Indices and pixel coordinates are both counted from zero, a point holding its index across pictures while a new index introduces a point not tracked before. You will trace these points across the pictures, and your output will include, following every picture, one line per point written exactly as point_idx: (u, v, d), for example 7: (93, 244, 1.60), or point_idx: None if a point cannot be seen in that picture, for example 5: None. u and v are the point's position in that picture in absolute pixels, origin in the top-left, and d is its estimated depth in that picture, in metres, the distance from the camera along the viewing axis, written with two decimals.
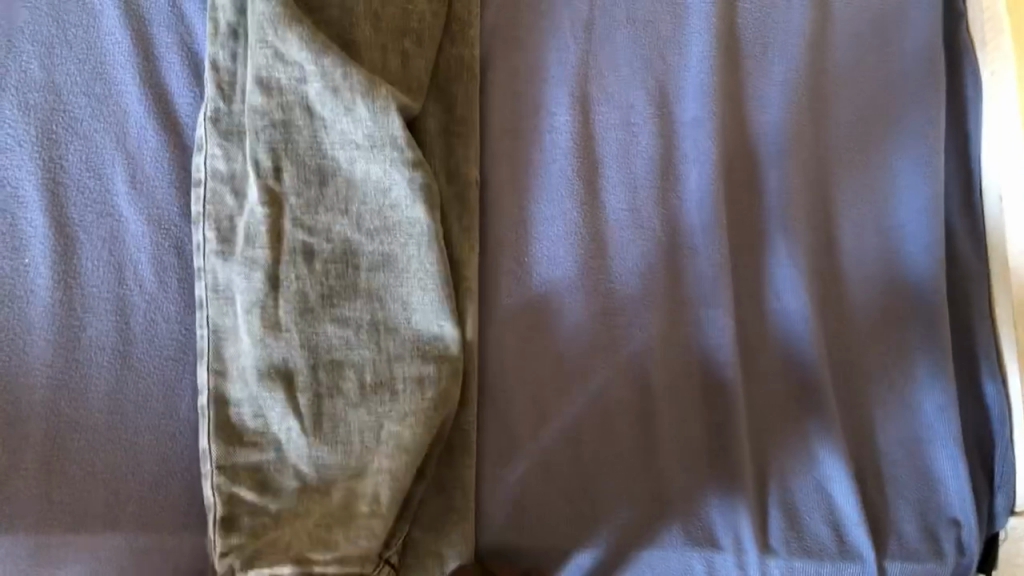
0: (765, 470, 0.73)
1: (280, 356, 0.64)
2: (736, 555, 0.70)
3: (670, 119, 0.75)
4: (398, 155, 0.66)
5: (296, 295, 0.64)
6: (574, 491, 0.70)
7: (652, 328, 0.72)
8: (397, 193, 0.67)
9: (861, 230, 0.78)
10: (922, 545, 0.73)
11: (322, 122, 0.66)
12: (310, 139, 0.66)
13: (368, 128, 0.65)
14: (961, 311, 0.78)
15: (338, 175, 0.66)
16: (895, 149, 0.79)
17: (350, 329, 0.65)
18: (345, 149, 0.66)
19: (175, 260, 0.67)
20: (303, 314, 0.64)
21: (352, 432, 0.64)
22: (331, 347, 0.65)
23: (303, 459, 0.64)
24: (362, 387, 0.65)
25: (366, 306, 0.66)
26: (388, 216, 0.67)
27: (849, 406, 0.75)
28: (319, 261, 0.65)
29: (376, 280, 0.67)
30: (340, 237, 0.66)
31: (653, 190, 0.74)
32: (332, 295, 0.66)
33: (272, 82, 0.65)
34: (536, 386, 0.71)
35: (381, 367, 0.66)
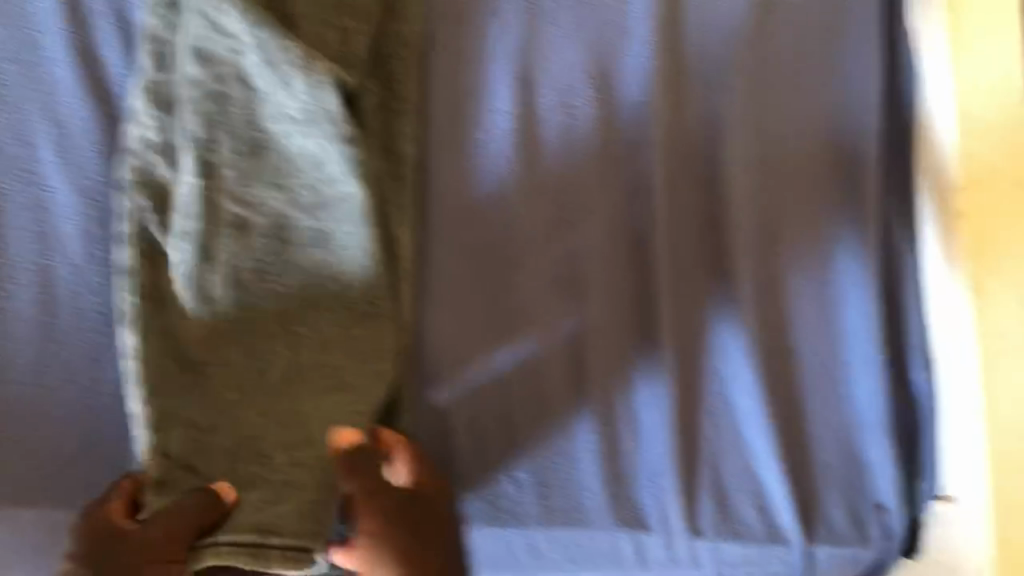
0: (697, 454, 0.73)
1: (215, 328, 0.65)
2: (664, 536, 0.72)
3: (611, 102, 0.75)
4: (334, 130, 0.65)
5: (230, 269, 0.65)
6: (510, 472, 0.71)
7: (591, 310, 0.72)
8: (332, 168, 0.66)
9: (802, 214, 0.77)
10: (846, 530, 0.75)
11: (257, 95, 0.64)
12: (245, 112, 0.65)
13: (304, 103, 0.64)
14: (896, 298, 0.79)
15: (273, 149, 0.66)
16: (837, 135, 0.79)
17: (282, 304, 0.67)
18: (281, 124, 0.65)
19: (102, 232, 0.66)
20: (238, 288, 0.66)
21: (288, 404, 0.66)
22: (268, 320, 0.67)
23: (240, 431, 0.65)
24: (297, 359, 0.67)
25: (298, 280, 0.67)
26: (323, 192, 0.67)
27: (783, 395, 0.75)
28: (255, 235, 0.66)
29: (311, 255, 0.67)
30: (275, 212, 0.66)
31: (592, 174, 0.74)
32: (267, 269, 0.66)
33: (206, 52, 0.63)
34: (471, 364, 0.70)
35: (314, 339, 0.68)
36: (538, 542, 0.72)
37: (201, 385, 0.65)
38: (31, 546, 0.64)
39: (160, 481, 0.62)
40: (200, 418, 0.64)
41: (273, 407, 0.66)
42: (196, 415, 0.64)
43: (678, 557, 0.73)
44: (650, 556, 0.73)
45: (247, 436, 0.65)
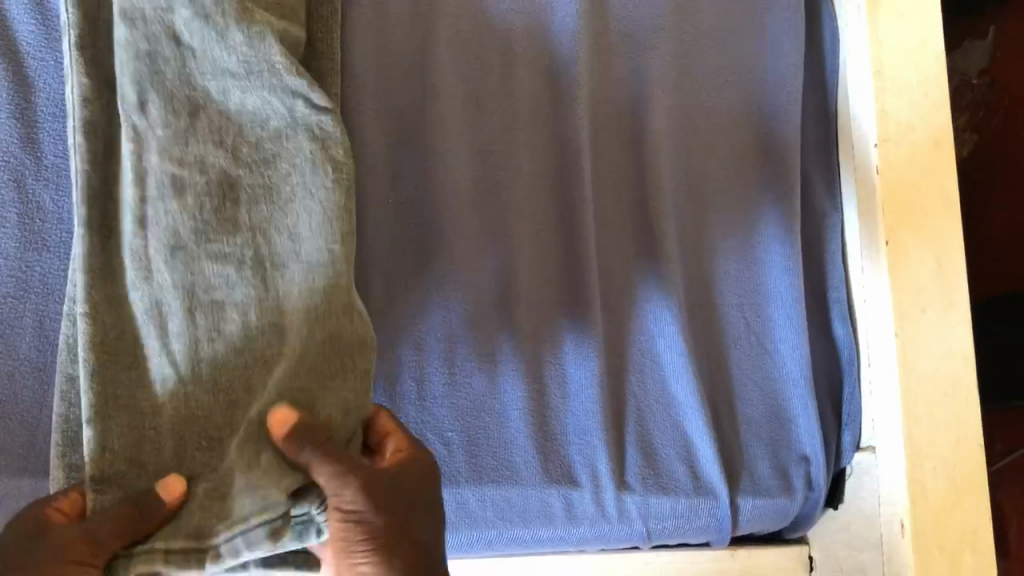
0: (622, 409, 0.74)
1: (155, 297, 0.57)
2: (593, 492, 0.72)
3: (537, 61, 0.75)
4: (278, 81, 0.60)
5: (168, 235, 0.57)
6: (439, 434, 0.70)
7: (519, 268, 0.73)
8: (275, 123, 0.61)
9: (724, 176, 0.78)
10: (773, 483, 0.76)
11: (190, 51, 0.59)
12: (178, 69, 0.58)
13: (244, 54, 0.59)
14: (816, 255, 0.81)
15: (210, 107, 0.59)
16: (759, 97, 0.80)
17: (230, 268, 0.58)
18: (217, 79, 0.59)
19: (15, 192, 0.64)
20: (174, 253, 0.57)
21: (238, 379, 0.58)
22: (213, 287, 0.57)
23: (181, 409, 0.57)
24: (247, 330, 0.58)
25: (247, 242, 0.59)
26: (267, 148, 0.61)
27: (708, 350, 0.77)
28: (192, 195, 0.58)
29: (257, 216, 0.60)
30: (216, 170, 0.59)
31: (523, 133, 0.74)
32: (208, 232, 0.58)
33: (133, 10, 0.57)
34: (399, 323, 0.70)
35: (269, 307, 0.59)
36: (468, 502, 0.70)
37: (136, 362, 0.57)
38: None
39: (102, 478, 0.54)
40: (137, 403, 0.56)
41: (219, 383, 0.57)
42: (133, 398, 0.56)
43: (607, 513, 0.73)
44: (579, 514, 0.72)
45: (191, 417, 0.57)
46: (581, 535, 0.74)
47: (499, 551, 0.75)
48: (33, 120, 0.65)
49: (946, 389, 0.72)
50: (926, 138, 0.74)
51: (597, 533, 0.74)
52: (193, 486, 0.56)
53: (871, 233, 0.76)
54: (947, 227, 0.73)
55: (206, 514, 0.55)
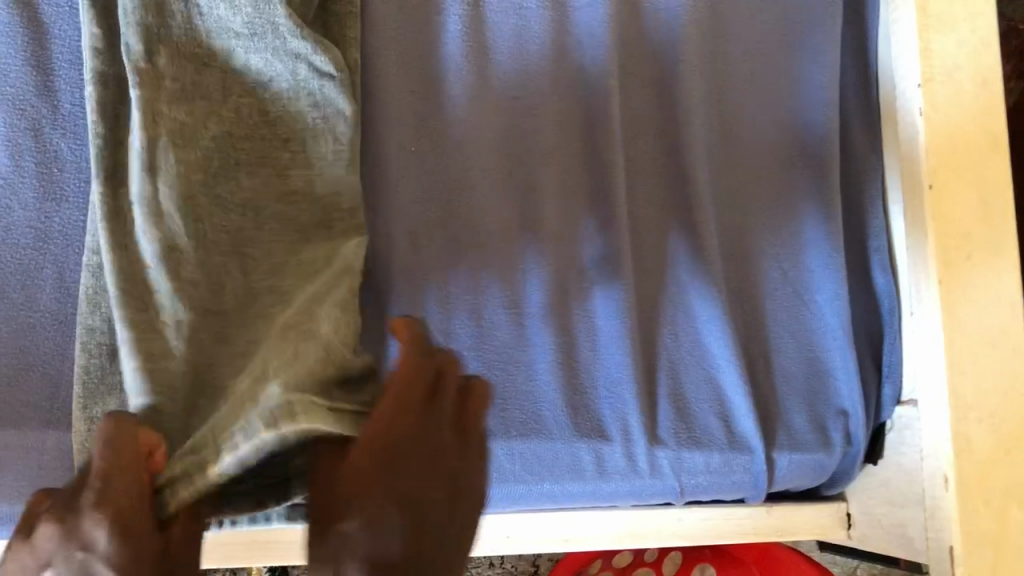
0: (654, 363, 0.72)
1: (164, 240, 0.55)
2: (624, 446, 0.70)
3: (563, 3, 0.73)
4: (279, 43, 0.62)
5: (180, 181, 0.57)
6: None
7: (546, 218, 0.71)
8: (276, 86, 0.63)
9: (756, 123, 0.76)
10: (811, 436, 0.74)
11: (197, 8, 0.61)
12: (184, 25, 0.60)
13: (248, 15, 0.61)
14: (856, 203, 0.78)
15: (215, 66, 0.61)
16: (795, 38, 0.77)
17: (236, 221, 0.60)
18: (222, 37, 0.61)
19: (33, 142, 0.62)
20: (185, 202, 0.57)
21: (242, 331, 0.57)
22: (220, 240, 0.59)
23: (195, 358, 0.53)
24: (247, 276, 0.59)
25: (250, 200, 0.62)
26: (268, 111, 0.63)
27: (743, 300, 0.75)
28: (201, 150, 0.59)
29: (250, 179, 0.62)
30: (220, 130, 0.61)
31: (547, 77, 0.72)
32: (217, 187, 0.60)
33: None
34: (426, 275, 0.68)
35: (269, 263, 0.60)
36: (495, 455, 0.68)
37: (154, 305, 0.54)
38: None
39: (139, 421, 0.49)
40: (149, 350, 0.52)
41: (227, 334, 0.56)
42: (145, 342, 0.52)
43: (639, 468, 0.71)
44: (610, 470, 0.70)
45: (202, 364, 0.54)
46: (613, 492, 0.72)
47: (528, 505, 0.73)
48: (49, 68, 0.63)
49: (994, 339, 0.69)
50: (973, 78, 0.71)
51: (630, 489, 0.72)
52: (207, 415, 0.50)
53: (911, 180, 0.73)
54: (992, 170, 0.70)
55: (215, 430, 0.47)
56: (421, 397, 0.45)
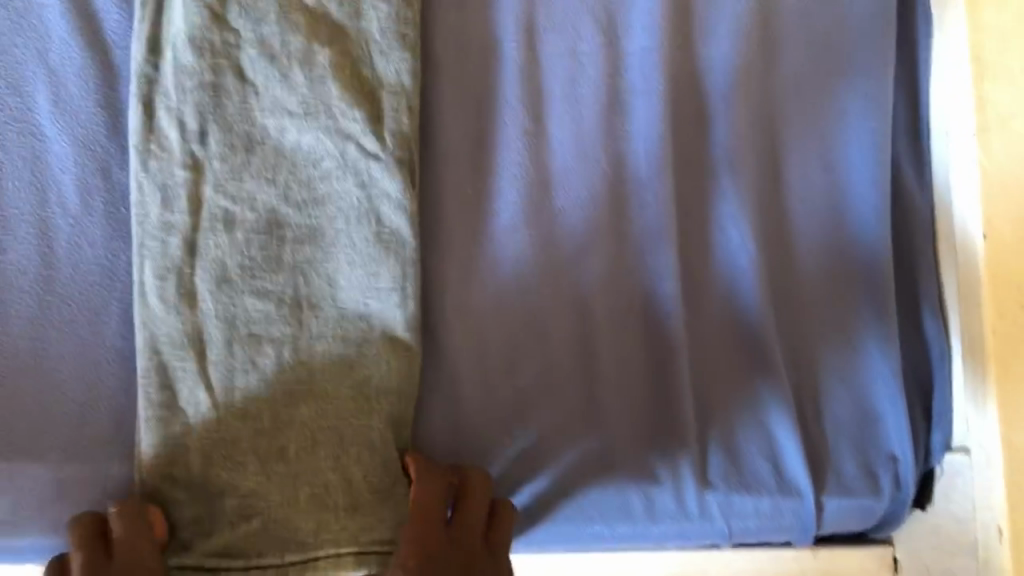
0: (706, 407, 0.73)
1: (194, 322, 0.61)
2: (673, 486, 0.71)
3: (616, 47, 0.73)
4: (334, 123, 0.64)
5: (216, 265, 0.62)
6: (512, 418, 0.69)
7: (596, 261, 0.71)
8: (327, 164, 0.64)
9: (806, 169, 0.76)
10: (860, 481, 0.74)
11: (253, 88, 0.63)
12: (239, 104, 0.63)
13: (303, 95, 0.63)
14: (907, 250, 0.78)
15: (267, 143, 0.63)
16: (847, 85, 0.77)
17: (269, 304, 0.62)
18: (275, 116, 0.63)
19: (102, 183, 0.63)
20: (219, 284, 0.62)
21: (267, 411, 0.62)
22: (252, 319, 0.62)
23: (211, 433, 0.61)
24: (279, 361, 0.62)
25: (288, 280, 0.63)
26: (316, 189, 0.64)
27: (792, 345, 0.75)
28: (240, 232, 0.62)
29: (301, 253, 0.63)
30: (264, 207, 0.63)
31: (597, 120, 0.72)
32: (252, 267, 0.62)
33: (203, 42, 0.62)
34: (478, 313, 0.69)
35: (300, 345, 0.63)
36: (547, 496, 0.69)
37: (178, 389, 0.61)
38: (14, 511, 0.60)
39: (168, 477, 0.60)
40: (179, 416, 0.60)
41: (249, 412, 0.61)
42: (178, 416, 0.60)
43: (689, 514, 0.71)
44: (660, 515, 0.71)
45: (218, 439, 0.61)
46: (661, 534, 0.72)
47: (576, 546, 0.73)
48: (119, 109, 0.64)
49: None
50: None
51: (679, 532, 0.72)
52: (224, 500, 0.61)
53: (967, 213, 0.75)
54: None
55: (240, 539, 0.60)
56: (440, 519, 0.61)
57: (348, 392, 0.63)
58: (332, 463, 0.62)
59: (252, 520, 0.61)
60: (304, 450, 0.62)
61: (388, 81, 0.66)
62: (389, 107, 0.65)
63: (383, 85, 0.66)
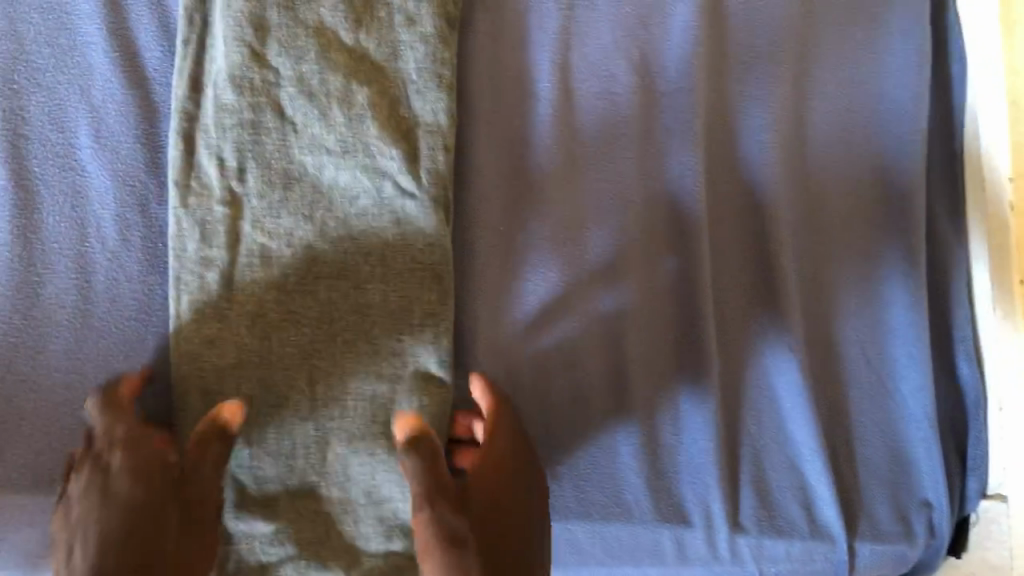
0: (737, 449, 0.72)
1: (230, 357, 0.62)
2: (705, 533, 0.70)
3: (653, 88, 0.72)
4: (371, 161, 0.64)
5: (253, 301, 0.62)
6: (545, 456, 0.69)
7: (631, 301, 0.71)
8: (363, 201, 0.64)
9: (840, 211, 0.76)
10: (893, 527, 0.73)
11: (292, 125, 0.63)
12: (278, 141, 0.63)
13: (341, 133, 0.63)
14: (940, 293, 0.78)
15: (305, 180, 0.63)
16: (881, 129, 0.77)
17: (304, 339, 0.63)
18: (313, 153, 0.63)
19: (140, 218, 0.64)
20: (255, 320, 0.62)
21: (300, 446, 0.62)
22: (287, 354, 0.62)
23: (245, 467, 0.62)
24: (313, 397, 0.63)
25: (323, 315, 0.63)
26: (353, 225, 0.64)
27: (825, 388, 0.75)
28: (276, 268, 0.63)
29: (336, 289, 0.63)
30: (301, 243, 0.63)
31: (634, 161, 0.72)
32: (288, 302, 0.63)
33: (244, 80, 0.63)
34: (512, 351, 0.69)
35: (335, 381, 0.63)
36: (576, 535, 0.70)
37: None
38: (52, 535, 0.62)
39: None
40: None
41: (283, 447, 0.62)
42: None
43: (720, 556, 0.71)
44: (691, 556, 0.71)
45: (251, 474, 0.62)
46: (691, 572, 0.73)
47: None
48: (158, 144, 0.64)
49: None
50: None
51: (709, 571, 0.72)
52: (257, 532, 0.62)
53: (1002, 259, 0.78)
54: None
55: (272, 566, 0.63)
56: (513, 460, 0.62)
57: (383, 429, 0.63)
58: (364, 498, 0.64)
59: (283, 551, 0.63)
60: (335, 487, 0.63)
61: (425, 119, 0.65)
62: (426, 146, 0.65)
63: (420, 123, 0.65)
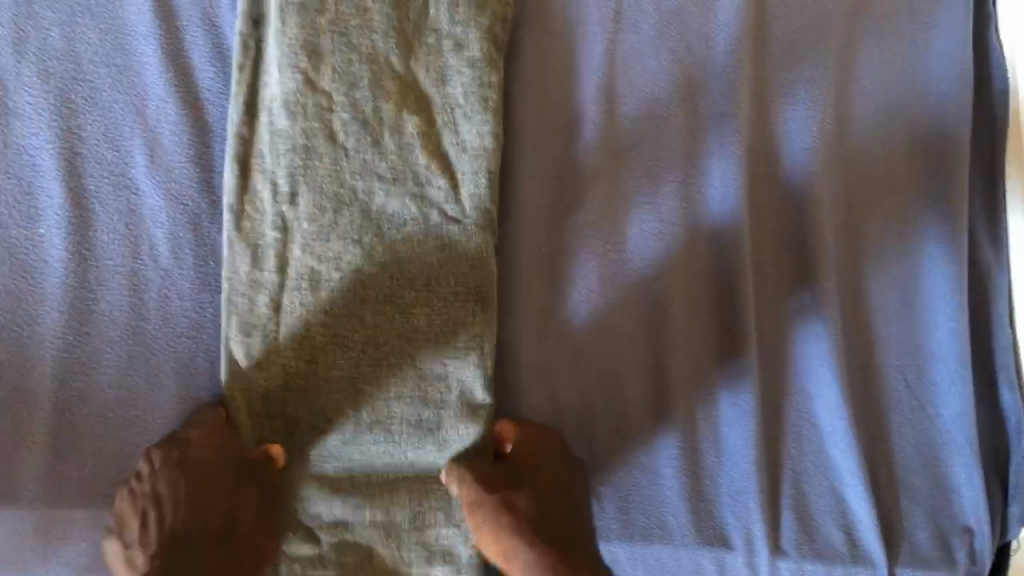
0: (776, 471, 0.72)
1: (275, 380, 0.64)
2: (746, 556, 0.70)
3: (696, 112, 0.73)
4: (419, 189, 0.66)
5: (301, 327, 0.64)
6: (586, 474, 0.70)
7: (674, 322, 0.71)
8: (410, 228, 0.66)
9: (882, 235, 0.76)
10: (933, 552, 0.72)
11: (343, 151, 0.64)
12: (330, 167, 0.64)
13: (392, 160, 0.65)
14: (981, 317, 0.78)
15: (355, 205, 0.64)
16: (924, 153, 0.77)
17: (350, 363, 0.65)
18: (364, 179, 0.65)
19: (192, 237, 0.65)
20: (302, 343, 0.64)
21: (346, 469, 0.66)
22: (332, 378, 0.65)
23: (297, 488, 0.64)
24: (357, 419, 0.65)
25: (369, 339, 0.65)
26: (399, 251, 0.65)
27: (865, 412, 0.75)
28: (325, 293, 0.64)
29: (382, 314, 0.65)
30: (349, 269, 0.64)
31: (677, 185, 0.72)
32: (336, 326, 0.64)
33: (297, 106, 0.63)
34: (554, 372, 0.70)
35: (379, 405, 0.65)
36: (618, 559, 0.69)
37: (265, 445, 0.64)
38: (97, 551, 0.62)
39: None
40: None
41: (330, 471, 0.65)
42: None
43: None
44: None
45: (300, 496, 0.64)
46: None
47: None
48: (211, 165, 0.66)
49: None
50: None
51: None
52: (296, 551, 0.65)
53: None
54: None
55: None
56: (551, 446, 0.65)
57: (425, 456, 0.66)
58: (410, 519, 0.65)
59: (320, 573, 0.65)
60: (381, 511, 0.65)
61: (470, 143, 0.67)
62: (469, 169, 0.67)
63: (464, 147, 0.67)
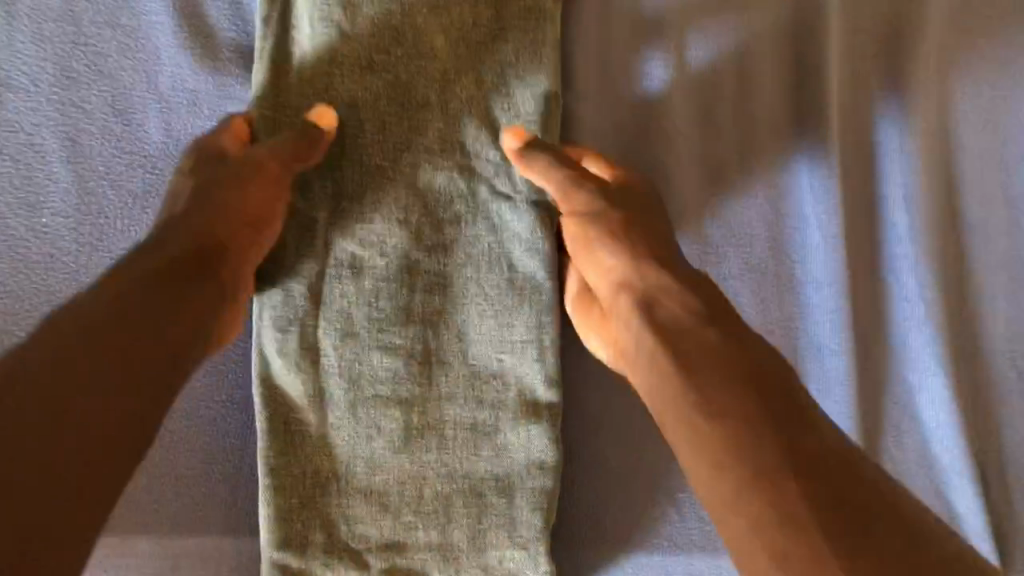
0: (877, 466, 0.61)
1: (316, 381, 0.56)
2: None
3: (779, 58, 0.61)
4: (467, 160, 0.57)
5: (343, 318, 0.56)
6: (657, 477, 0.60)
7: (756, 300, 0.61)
8: (458, 206, 0.58)
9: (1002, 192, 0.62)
10: None
11: (386, 118, 0.56)
12: (373, 136, 0.56)
13: (439, 129, 0.57)
14: None
15: (399, 178, 0.57)
16: None
17: (398, 360, 0.57)
18: (409, 151, 0.57)
19: None
20: (347, 338, 0.56)
21: (395, 483, 0.57)
22: (379, 377, 0.57)
23: (342, 506, 0.57)
24: (407, 425, 0.57)
25: (417, 333, 0.57)
26: (447, 231, 0.57)
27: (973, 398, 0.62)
28: (368, 280, 0.56)
29: (431, 305, 0.57)
30: (396, 253, 0.57)
31: (765, 145, 0.61)
32: (381, 318, 0.57)
33: (334, 66, 0.56)
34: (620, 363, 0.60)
35: (431, 407, 0.58)
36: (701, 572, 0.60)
37: (300, 458, 0.57)
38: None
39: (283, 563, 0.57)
40: (311, 484, 0.57)
41: (378, 485, 0.57)
42: (299, 493, 0.57)
43: None
44: None
45: (347, 514, 0.57)
46: None
47: None
48: None
49: None
50: None
51: None
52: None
53: None
54: None
55: None
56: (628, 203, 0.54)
57: (484, 463, 0.58)
58: (469, 536, 0.58)
59: None
60: (436, 532, 0.58)
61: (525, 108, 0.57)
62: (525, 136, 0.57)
63: (518, 112, 0.58)
